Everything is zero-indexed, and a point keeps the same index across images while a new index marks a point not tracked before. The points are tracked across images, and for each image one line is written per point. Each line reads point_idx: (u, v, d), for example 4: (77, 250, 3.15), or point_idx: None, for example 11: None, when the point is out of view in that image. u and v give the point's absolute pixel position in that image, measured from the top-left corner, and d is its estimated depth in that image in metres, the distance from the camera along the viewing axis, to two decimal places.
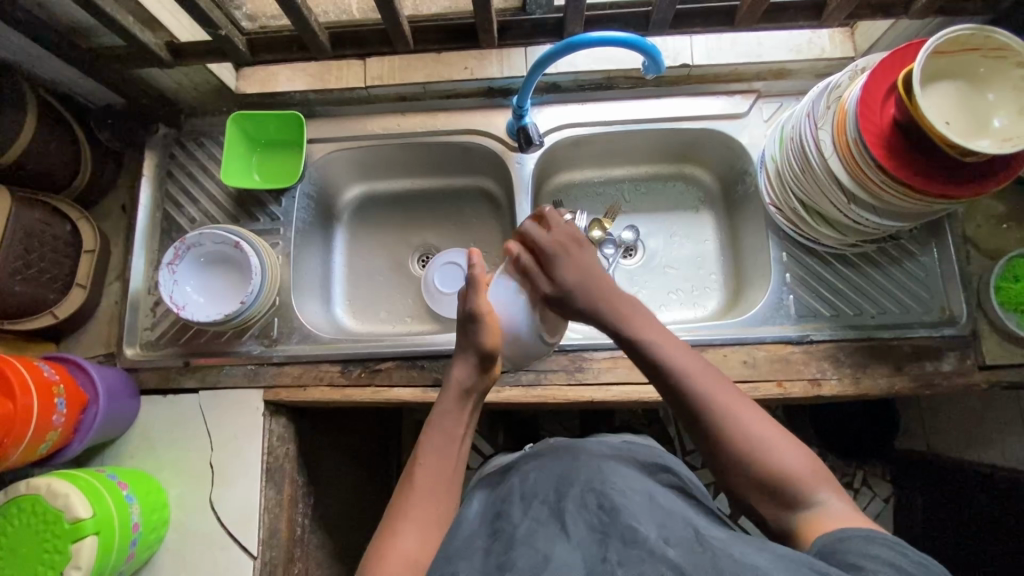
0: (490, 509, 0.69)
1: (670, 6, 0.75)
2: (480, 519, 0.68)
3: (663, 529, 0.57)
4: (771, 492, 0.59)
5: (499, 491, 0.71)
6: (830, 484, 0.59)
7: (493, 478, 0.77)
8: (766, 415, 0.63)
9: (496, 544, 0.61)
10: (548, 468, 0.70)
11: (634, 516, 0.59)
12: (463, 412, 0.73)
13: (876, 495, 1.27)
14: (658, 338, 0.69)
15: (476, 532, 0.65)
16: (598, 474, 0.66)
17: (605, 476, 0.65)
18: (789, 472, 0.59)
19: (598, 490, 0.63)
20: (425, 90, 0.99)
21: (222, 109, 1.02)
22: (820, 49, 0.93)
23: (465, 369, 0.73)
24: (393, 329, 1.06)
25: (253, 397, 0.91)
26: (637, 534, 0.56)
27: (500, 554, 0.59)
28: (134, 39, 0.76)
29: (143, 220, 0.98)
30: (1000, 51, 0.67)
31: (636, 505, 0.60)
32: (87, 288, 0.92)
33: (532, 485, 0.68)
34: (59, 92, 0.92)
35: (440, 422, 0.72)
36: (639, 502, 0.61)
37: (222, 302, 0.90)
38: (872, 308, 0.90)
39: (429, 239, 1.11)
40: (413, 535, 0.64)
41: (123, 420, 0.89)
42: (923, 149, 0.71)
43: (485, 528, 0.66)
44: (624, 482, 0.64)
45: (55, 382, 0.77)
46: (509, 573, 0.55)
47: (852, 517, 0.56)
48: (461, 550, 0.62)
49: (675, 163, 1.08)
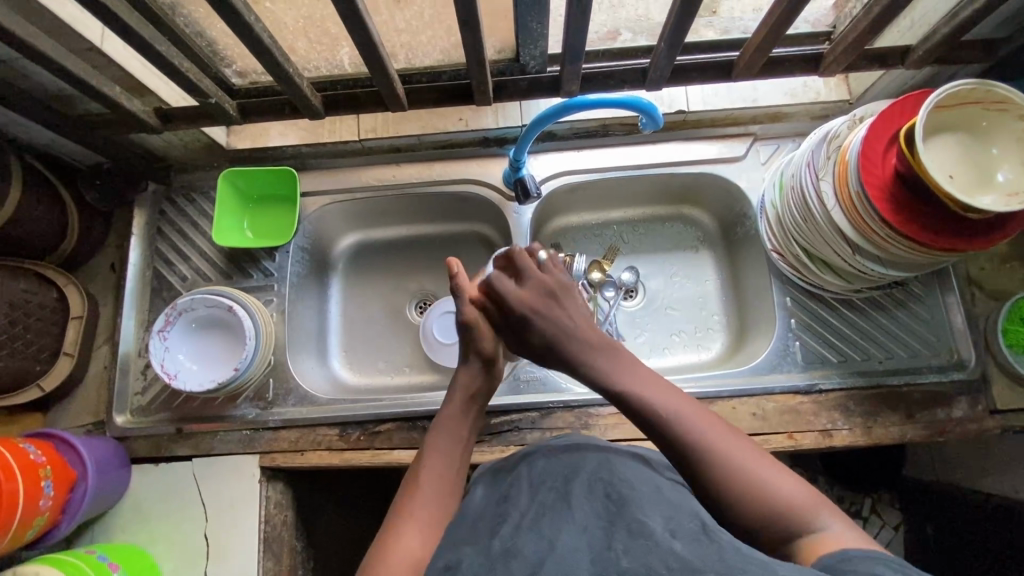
0: (495, 494, 0.66)
1: (668, 63, 0.76)
2: (483, 503, 0.66)
3: (670, 521, 0.54)
4: (770, 526, 0.55)
5: (507, 476, 0.69)
6: (827, 508, 0.55)
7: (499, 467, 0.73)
8: (749, 445, 0.60)
9: (500, 529, 0.59)
10: (557, 458, 0.67)
11: (640, 508, 0.56)
12: (467, 413, 0.73)
13: (886, 523, 1.21)
14: (632, 381, 0.67)
15: (478, 519, 0.63)
16: (607, 466, 0.63)
17: (613, 468, 0.63)
18: (784, 500, 0.55)
19: (606, 481, 0.60)
20: (420, 141, 0.99)
21: (213, 165, 1.00)
22: (814, 93, 0.94)
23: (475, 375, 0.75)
24: (391, 382, 1.02)
25: (249, 464, 0.88)
26: (643, 524, 0.53)
27: (504, 538, 0.56)
28: (122, 108, 0.74)
29: (133, 281, 0.95)
30: (1002, 104, 0.66)
31: (643, 496, 0.58)
32: (75, 355, 0.90)
33: (539, 475, 0.65)
34: (45, 155, 0.90)
35: (448, 423, 0.72)
36: (646, 493, 0.58)
37: (217, 367, 0.88)
38: (879, 352, 0.88)
39: (425, 285, 1.08)
40: (415, 534, 0.60)
41: (114, 493, 0.85)
42: (928, 202, 0.69)
43: (491, 511, 0.64)
44: (633, 474, 0.62)
45: (42, 464, 0.74)
46: (511, 561, 0.52)
47: (857, 539, 0.51)
48: (466, 535, 0.60)
49: (673, 204, 1.07)
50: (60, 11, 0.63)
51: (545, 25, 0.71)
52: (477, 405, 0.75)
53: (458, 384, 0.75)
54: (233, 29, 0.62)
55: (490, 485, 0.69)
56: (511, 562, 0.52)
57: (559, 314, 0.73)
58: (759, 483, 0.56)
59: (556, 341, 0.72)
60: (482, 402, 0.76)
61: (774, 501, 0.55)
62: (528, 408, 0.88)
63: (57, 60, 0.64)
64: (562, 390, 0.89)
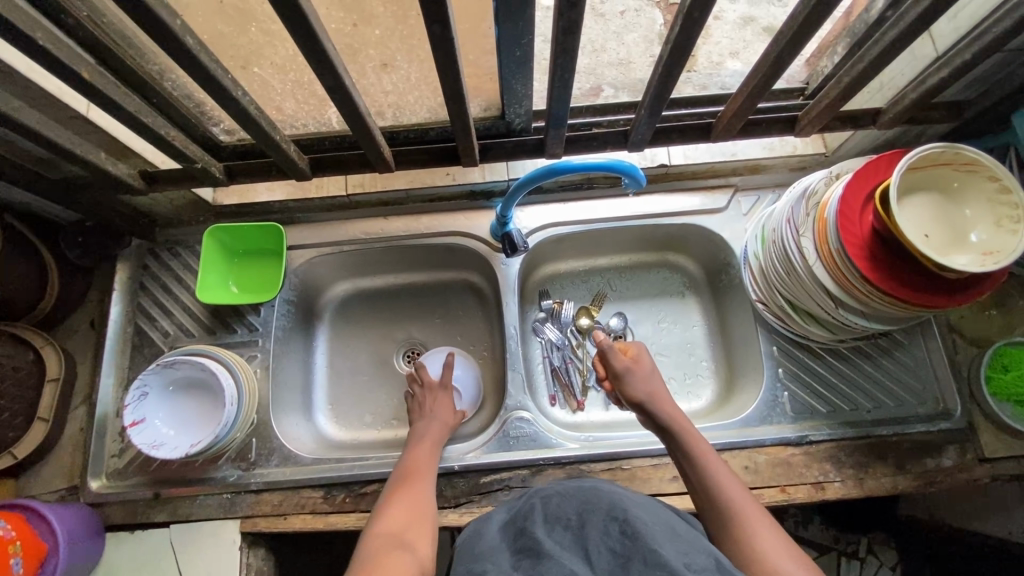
0: (510, 527, 0.64)
1: (649, 128, 0.78)
2: (499, 533, 0.64)
3: (685, 557, 0.55)
4: None
5: (520, 509, 0.67)
6: None
7: (515, 505, 0.69)
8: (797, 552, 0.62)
9: (519, 559, 0.57)
10: (569, 491, 0.66)
11: (657, 542, 0.56)
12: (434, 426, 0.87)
13: (883, 563, 1.14)
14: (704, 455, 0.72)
15: (497, 544, 0.61)
16: (620, 502, 0.62)
17: (627, 506, 0.62)
18: None
19: (619, 516, 0.59)
20: (407, 195, 1.00)
21: (200, 220, 1.00)
22: (792, 147, 0.97)
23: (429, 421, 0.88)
24: (379, 436, 1.00)
25: (229, 529, 0.85)
26: (659, 555, 0.54)
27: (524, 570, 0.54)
28: (106, 173, 0.74)
29: (112, 338, 0.93)
30: (971, 165, 0.68)
31: (659, 533, 0.57)
32: (50, 420, 0.87)
33: (552, 508, 0.64)
34: (27, 214, 0.89)
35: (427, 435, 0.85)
36: (660, 530, 0.58)
37: (196, 431, 0.85)
38: (867, 402, 0.89)
39: (413, 334, 1.07)
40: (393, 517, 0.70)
41: (86, 563, 0.82)
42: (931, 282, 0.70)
43: (507, 544, 0.61)
44: (646, 512, 0.61)
45: (11, 540, 0.71)
46: None
47: None
48: (485, 557, 0.59)
49: (659, 252, 1.08)
50: (46, 85, 0.63)
51: (529, 87, 0.73)
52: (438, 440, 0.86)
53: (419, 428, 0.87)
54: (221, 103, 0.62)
55: (507, 515, 0.67)
56: None
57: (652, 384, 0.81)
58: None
59: (645, 396, 0.78)
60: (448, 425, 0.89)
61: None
62: (518, 465, 0.86)
63: (42, 132, 0.64)
64: (552, 446, 0.87)
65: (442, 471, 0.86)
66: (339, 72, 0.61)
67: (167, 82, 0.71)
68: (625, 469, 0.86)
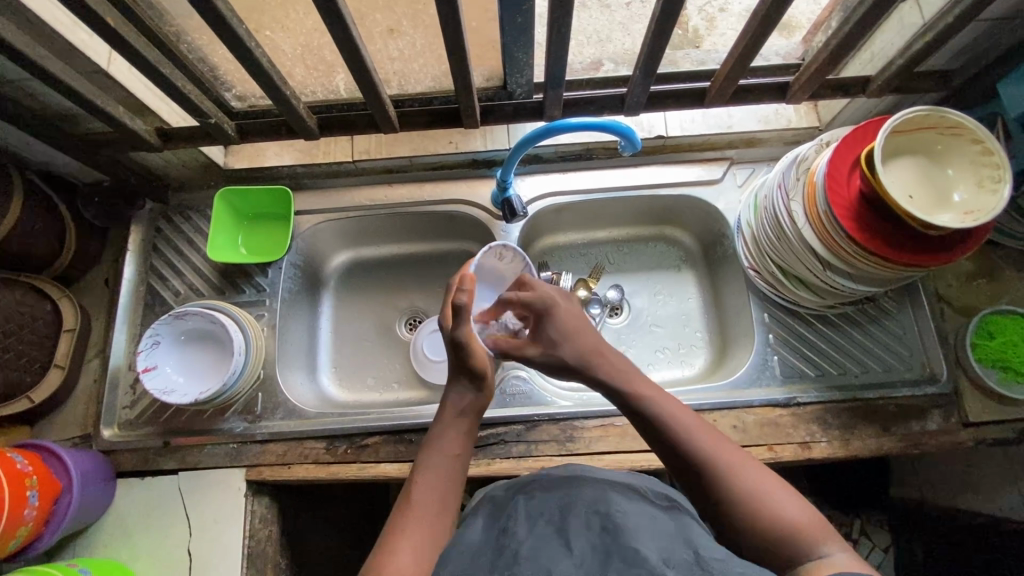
0: (494, 528, 0.65)
1: (643, 89, 0.81)
2: (480, 533, 0.65)
3: (664, 552, 0.56)
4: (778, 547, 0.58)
5: (503, 507, 0.68)
6: (827, 534, 0.58)
7: (497, 497, 0.71)
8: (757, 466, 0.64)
9: (498, 559, 0.59)
10: (554, 487, 0.68)
11: (637, 538, 0.58)
12: (462, 428, 0.75)
13: (875, 545, 1.18)
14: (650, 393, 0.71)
15: (477, 548, 0.63)
16: (604, 498, 0.64)
17: (610, 500, 0.64)
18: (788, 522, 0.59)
19: (602, 513, 0.62)
20: (411, 163, 1.03)
21: (211, 185, 1.04)
22: (786, 120, 0.99)
23: (461, 392, 0.77)
24: (380, 397, 1.03)
25: (235, 477, 0.88)
26: (638, 552, 0.55)
27: (504, 567, 0.57)
28: (124, 127, 0.78)
29: (126, 295, 0.97)
30: (955, 129, 0.71)
31: (639, 529, 0.59)
32: (66, 368, 0.91)
33: (535, 504, 0.66)
34: (47, 172, 0.93)
35: (441, 440, 0.73)
36: (642, 526, 0.60)
37: (204, 380, 0.89)
38: (855, 367, 0.91)
39: (415, 302, 1.10)
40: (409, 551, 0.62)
41: (97, 506, 0.85)
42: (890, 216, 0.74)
43: (488, 541, 0.63)
44: (628, 505, 0.63)
45: (28, 474, 0.74)
46: None
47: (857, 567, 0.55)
48: (463, 565, 0.60)
49: (656, 225, 1.11)
50: (71, 37, 0.66)
51: (530, 55, 0.76)
52: (471, 420, 0.76)
53: (449, 401, 0.77)
54: (234, 53, 0.66)
55: (490, 518, 0.67)
56: None
57: (570, 322, 0.79)
58: (758, 497, 0.61)
59: (565, 337, 0.77)
60: (472, 418, 0.77)
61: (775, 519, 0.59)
62: (514, 421, 0.89)
63: (66, 82, 0.68)
64: (547, 403, 0.91)
65: None
66: (347, 23, 0.63)
67: (184, 42, 0.74)
68: (617, 426, 0.88)
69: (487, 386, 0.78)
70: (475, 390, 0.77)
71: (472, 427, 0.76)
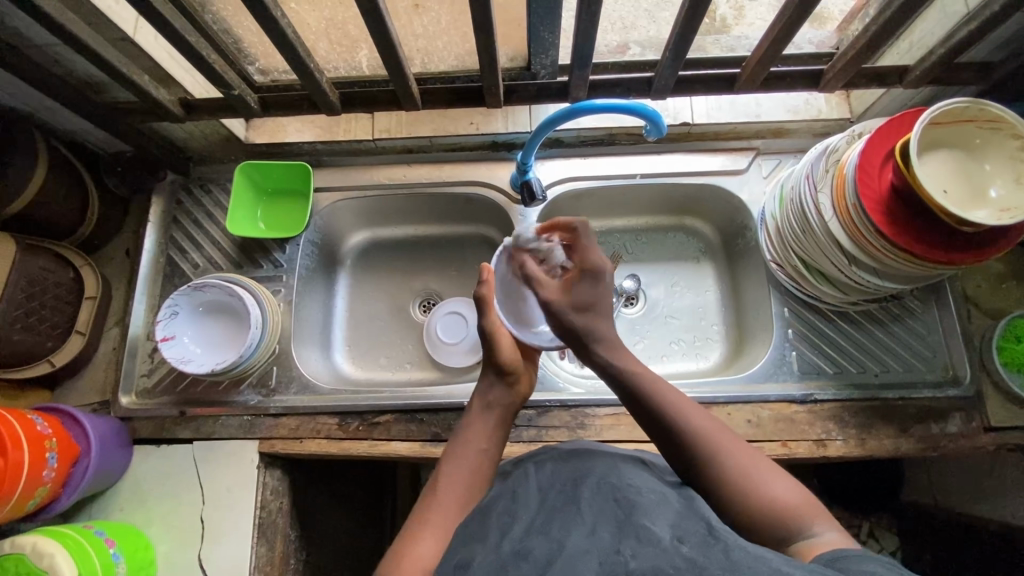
0: (504, 495, 0.66)
1: (671, 75, 0.80)
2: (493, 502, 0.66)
3: (677, 528, 0.55)
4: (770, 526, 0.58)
5: (515, 479, 0.69)
6: (821, 515, 0.58)
7: (508, 470, 0.72)
8: (752, 451, 0.64)
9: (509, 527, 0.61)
10: (566, 459, 0.69)
11: (649, 514, 0.57)
12: (491, 419, 0.76)
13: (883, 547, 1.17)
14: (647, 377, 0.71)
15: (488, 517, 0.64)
16: (614, 471, 0.65)
17: (621, 473, 0.64)
18: (781, 504, 0.59)
19: (614, 486, 0.62)
20: (431, 143, 1.02)
21: (232, 158, 1.04)
22: (816, 110, 0.97)
23: (489, 384, 0.79)
24: (392, 377, 1.04)
25: (249, 449, 0.89)
26: (650, 529, 0.55)
27: (515, 540, 0.58)
28: (149, 96, 0.78)
29: (146, 265, 0.98)
30: (995, 122, 0.68)
31: (651, 505, 0.59)
32: (87, 335, 0.92)
33: (547, 479, 0.67)
34: (72, 140, 0.94)
35: (470, 428, 0.75)
36: (652, 499, 0.60)
37: (220, 352, 0.90)
38: (876, 366, 0.89)
39: (430, 284, 1.10)
40: (433, 536, 0.63)
41: (115, 471, 0.87)
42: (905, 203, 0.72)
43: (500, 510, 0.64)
44: (640, 479, 0.63)
45: (48, 436, 0.76)
46: (524, 560, 0.55)
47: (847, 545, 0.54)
48: (474, 534, 0.61)
49: (676, 215, 1.09)
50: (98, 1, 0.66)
51: (556, 35, 0.74)
52: (502, 413, 0.77)
53: (478, 393, 0.79)
54: (259, 22, 0.65)
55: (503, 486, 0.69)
56: (522, 563, 0.55)
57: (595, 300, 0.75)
58: (752, 480, 0.61)
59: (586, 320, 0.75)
60: (503, 409, 0.78)
61: (770, 506, 0.59)
62: (526, 405, 0.89)
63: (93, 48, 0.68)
64: (559, 389, 0.90)
65: (451, 407, 0.89)
66: None
67: (208, 12, 0.73)
68: (629, 415, 0.88)
69: (517, 379, 0.80)
70: (506, 381, 0.80)
71: (503, 418, 0.77)
